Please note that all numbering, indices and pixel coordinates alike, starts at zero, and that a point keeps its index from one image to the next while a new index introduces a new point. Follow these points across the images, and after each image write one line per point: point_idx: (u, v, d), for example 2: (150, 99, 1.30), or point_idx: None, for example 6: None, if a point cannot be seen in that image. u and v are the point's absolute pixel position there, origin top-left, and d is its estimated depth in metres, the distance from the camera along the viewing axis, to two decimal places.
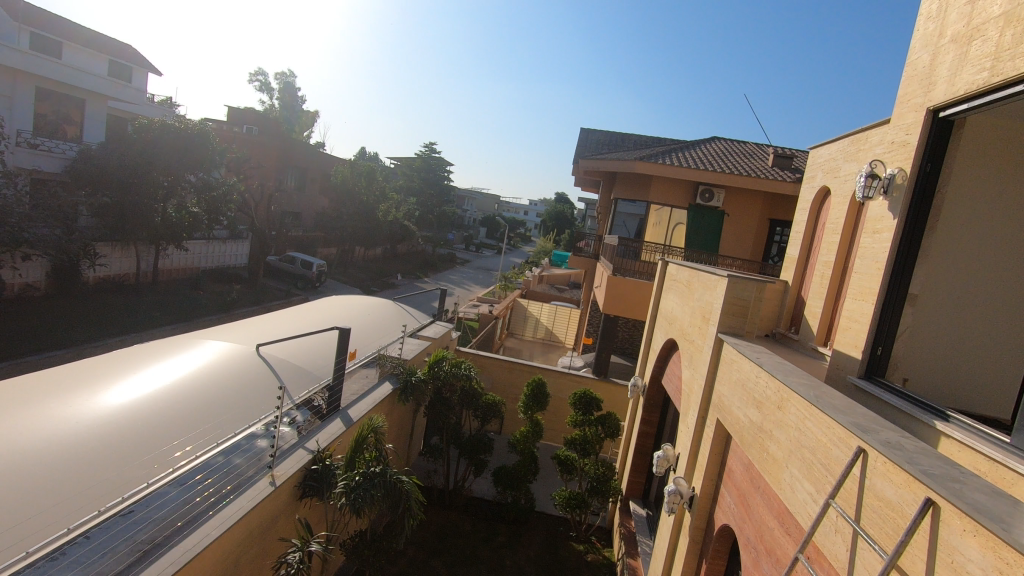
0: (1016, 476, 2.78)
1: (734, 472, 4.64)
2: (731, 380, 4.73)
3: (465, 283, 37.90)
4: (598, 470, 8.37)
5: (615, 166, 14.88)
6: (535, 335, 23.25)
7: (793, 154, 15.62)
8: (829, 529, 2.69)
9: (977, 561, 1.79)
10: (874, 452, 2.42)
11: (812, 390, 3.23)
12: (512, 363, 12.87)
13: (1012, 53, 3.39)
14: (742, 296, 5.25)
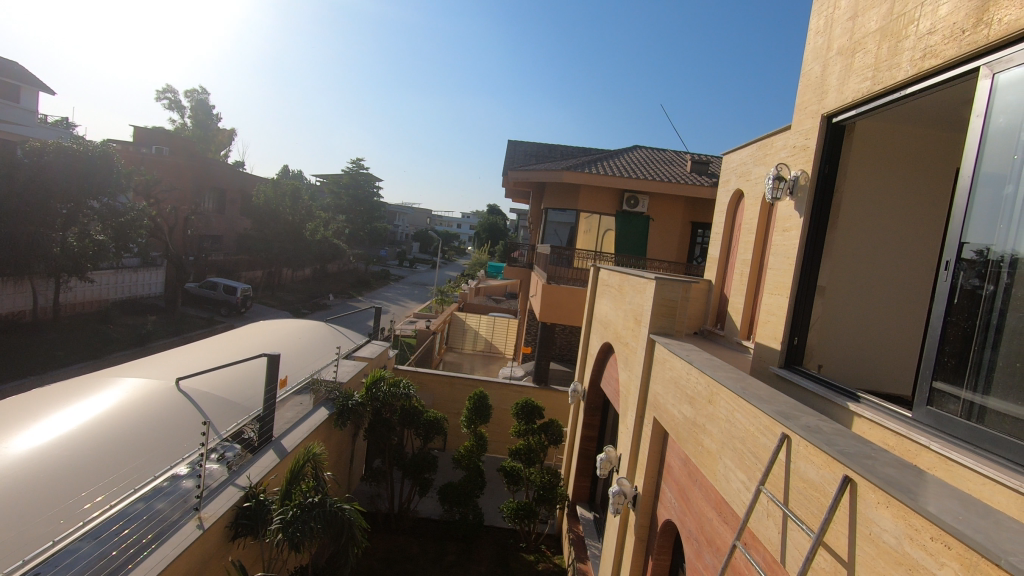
0: (920, 447, 3.04)
1: (672, 468, 4.80)
2: (664, 378, 4.90)
3: (400, 300, 37.24)
4: (544, 478, 8.41)
5: (544, 177, 15.15)
6: (475, 348, 23.18)
7: (708, 160, 16.53)
8: (762, 513, 2.82)
9: (891, 530, 1.93)
10: (797, 437, 2.56)
11: (739, 383, 3.40)
12: (452, 378, 12.75)
13: (890, 64, 3.76)
14: (670, 297, 5.46)
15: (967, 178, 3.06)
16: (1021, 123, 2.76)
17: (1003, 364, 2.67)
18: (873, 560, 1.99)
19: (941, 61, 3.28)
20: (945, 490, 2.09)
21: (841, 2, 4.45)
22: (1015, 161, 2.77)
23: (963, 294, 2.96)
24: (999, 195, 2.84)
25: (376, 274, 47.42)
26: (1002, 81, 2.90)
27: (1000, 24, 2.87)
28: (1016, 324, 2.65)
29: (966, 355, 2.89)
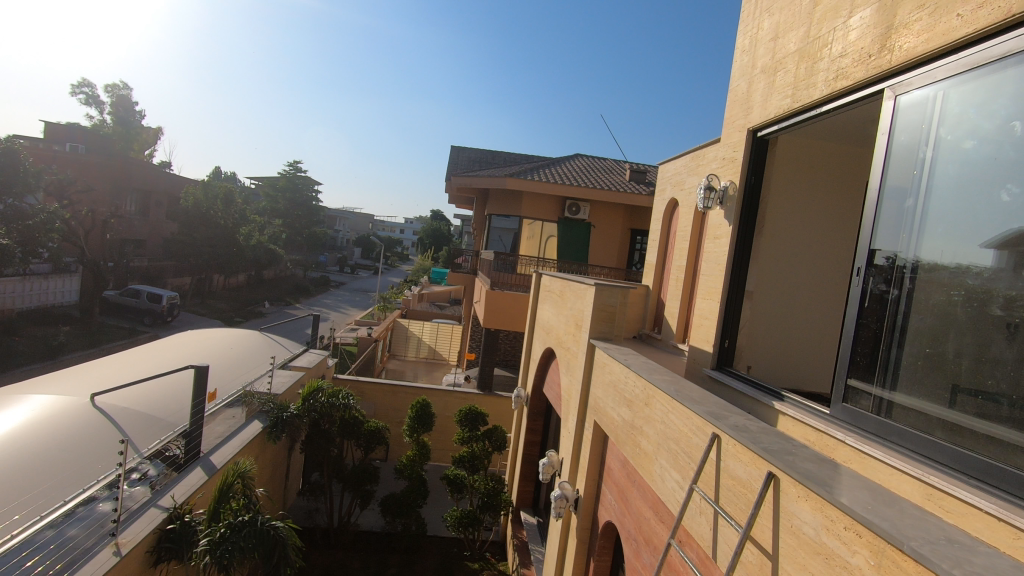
0: (837, 442, 3.24)
1: (612, 470, 4.89)
2: (604, 382, 5.01)
3: (341, 307, 36.28)
4: (489, 485, 8.38)
5: (487, 183, 15.20)
6: (418, 355, 22.87)
7: (646, 170, 17.12)
8: (695, 511, 2.92)
9: (809, 522, 2.05)
10: (726, 436, 2.67)
11: (673, 386, 3.52)
12: (394, 386, 12.52)
13: (807, 83, 4.02)
14: (609, 302, 5.59)
15: (874, 192, 3.31)
16: (919, 141, 3.02)
17: (907, 362, 2.90)
18: (794, 551, 2.10)
19: (851, 82, 3.54)
20: (857, 482, 2.23)
21: (764, 24, 4.72)
22: (915, 176, 3.03)
23: (873, 298, 3.19)
24: (902, 207, 3.09)
25: (316, 281, 46.00)
26: (903, 102, 3.17)
27: (900, 50, 3.13)
28: (917, 325, 2.88)
29: (875, 354, 3.12)
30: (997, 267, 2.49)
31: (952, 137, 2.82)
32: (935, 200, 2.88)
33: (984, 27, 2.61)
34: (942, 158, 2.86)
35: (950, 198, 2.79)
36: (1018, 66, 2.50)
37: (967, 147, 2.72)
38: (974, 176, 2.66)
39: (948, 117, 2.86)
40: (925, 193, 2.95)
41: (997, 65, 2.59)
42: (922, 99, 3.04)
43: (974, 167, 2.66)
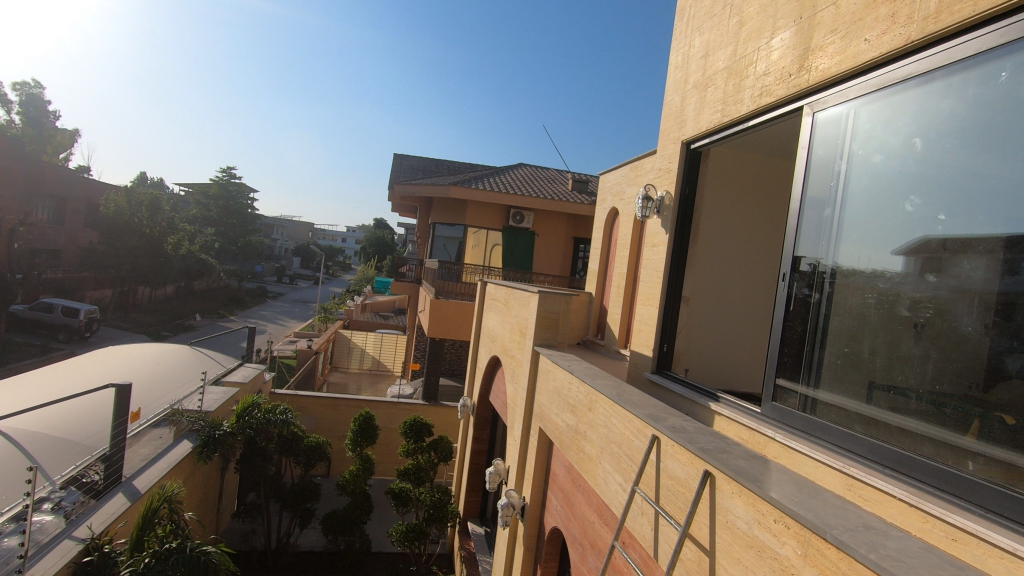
0: (767, 438, 3.40)
1: (558, 475, 4.93)
2: (548, 389, 5.06)
3: (279, 319, 34.89)
4: (434, 497, 8.26)
5: (431, 191, 15.10)
6: (361, 366, 22.32)
7: (587, 180, 17.52)
8: (637, 512, 2.98)
9: (742, 517, 2.13)
10: (665, 437, 2.75)
11: (615, 390, 3.59)
12: (336, 400, 12.15)
13: (735, 98, 4.23)
14: (552, 309, 5.66)
15: (796, 202, 3.53)
16: (835, 155, 3.25)
17: (828, 360, 3.09)
18: (729, 546, 2.18)
19: (774, 98, 3.76)
20: (785, 477, 2.35)
21: (695, 41, 4.95)
22: (832, 187, 3.25)
23: (797, 301, 3.40)
24: (821, 216, 3.31)
25: (251, 292, 44.08)
26: (820, 119, 3.40)
27: (817, 70, 3.36)
28: (836, 326, 3.08)
29: (801, 354, 3.31)
30: (904, 271, 2.71)
31: (863, 152, 3.05)
32: (849, 210, 3.10)
33: (888, 51, 2.84)
34: (855, 171, 3.09)
35: (863, 209, 3.01)
36: (919, 87, 2.74)
37: (876, 162, 2.95)
38: (883, 187, 2.89)
39: (860, 133, 3.09)
40: (841, 203, 3.17)
41: (901, 86, 2.83)
42: (836, 116, 3.27)
43: (883, 179, 2.89)
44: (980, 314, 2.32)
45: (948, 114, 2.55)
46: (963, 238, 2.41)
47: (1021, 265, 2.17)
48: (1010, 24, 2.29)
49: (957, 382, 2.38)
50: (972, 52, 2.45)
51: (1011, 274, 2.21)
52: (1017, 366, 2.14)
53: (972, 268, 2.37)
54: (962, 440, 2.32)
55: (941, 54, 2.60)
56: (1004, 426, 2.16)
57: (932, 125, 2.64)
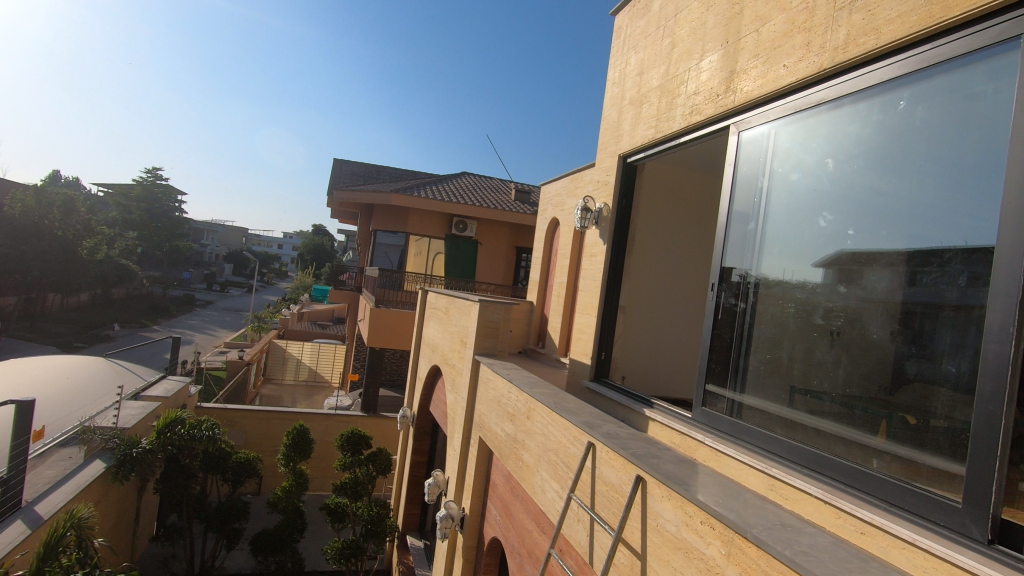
0: (697, 442, 3.53)
1: (497, 485, 4.91)
2: (487, 398, 5.06)
3: (208, 329, 33.08)
4: (372, 511, 8.06)
5: (371, 198, 14.82)
6: (297, 378, 21.48)
7: (530, 190, 17.71)
8: (573, 519, 3.02)
9: (671, 519, 2.20)
10: (600, 444, 2.80)
11: (552, 398, 3.63)
12: (268, 413, 11.63)
13: (668, 115, 4.41)
14: (492, 318, 5.66)
15: (723, 217, 3.71)
16: (758, 172, 3.45)
17: (753, 366, 3.26)
18: (659, 548, 2.25)
19: (703, 117, 3.95)
20: (711, 479, 2.44)
21: (630, 60, 5.14)
22: (755, 203, 3.44)
23: (725, 310, 3.57)
24: (745, 230, 3.50)
25: (178, 300, 41.60)
26: (744, 137, 3.60)
27: (741, 92, 3.56)
28: (760, 334, 3.25)
29: (728, 361, 3.47)
30: (819, 281, 2.90)
31: (782, 170, 3.25)
32: (771, 224, 3.29)
33: (803, 77, 3.06)
34: (776, 187, 3.28)
35: (782, 223, 3.20)
36: (830, 112, 2.96)
37: (793, 180, 3.15)
38: (799, 203, 3.09)
39: (779, 152, 3.30)
40: (763, 218, 3.36)
41: (815, 110, 3.05)
42: (758, 136, 3.48)
43: (801, 196, 3.09)
44: (884, 323, 2.51)
45: (856, 137, 2.77)
46: (870, 251, 2.61)
47: (920, 277, 2.37)
48: (908, 57, 2.53)
49: (865, 386, 2.56)
50: (876, 81, 2.68)
51: (912, 285, 2.40)
52: (917, 369, 2.33)
53: (877, 280, 2.56)
54: (872, 439, 2.48)
55: (850, 82, 2.82)
56: (906, 425, 2.34)
57: (842, 147, 2.86)
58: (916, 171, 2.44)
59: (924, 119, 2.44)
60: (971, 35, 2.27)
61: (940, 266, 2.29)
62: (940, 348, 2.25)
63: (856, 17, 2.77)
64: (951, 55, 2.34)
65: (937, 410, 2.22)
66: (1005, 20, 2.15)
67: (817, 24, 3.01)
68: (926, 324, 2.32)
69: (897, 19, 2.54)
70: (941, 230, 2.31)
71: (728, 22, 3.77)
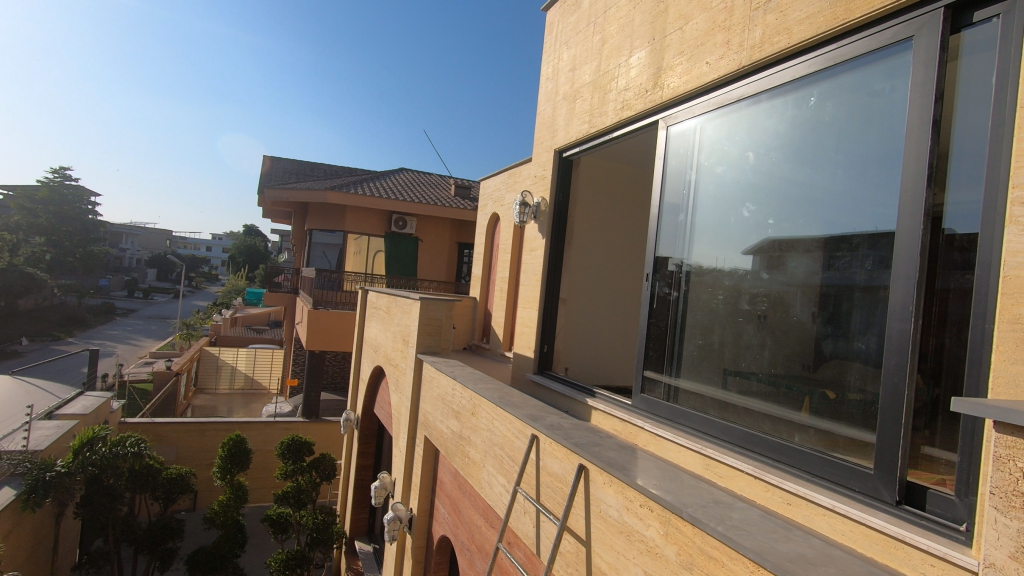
0: (638, 428, 3.64)
1: (444, 483, 4.89)
2: (432, 397, 5.01)
3: (131, 339, 30.96)
4: (317, 519, 7.84)
5: (306, 196, 14.31)
6: (232, 386, 20.50)
7: (470, 185, 17.62)
8: (519, 512, 3.05)
9: (613, 504, 2.26)
10: (543, 436, 2.84)
11: (496, 394, 3.65)
12: (201, 425, 11.06)
13: (601, 111, 4.50)
14: (435, 315, 5.60)
15: (655, 208, 3.84)
16: (686, 166, 3.59)
17: (687, 352, 3.39)
18: (603, 534, 2.31)
19: (634, 112, 4.06)
20: (650, 463, 2.53)
21: (563, 55, 5.20)
22: (685, 195, 3.58)
23: (660, 300, 3.70)
24: (676, 221, 3.63)
25: (95, 309, 38.69)
26: (672, 132, 3.74)
27: (668, 88, 3.68)
28: (693, 321, 3.39)
29: (664, 348, 3.60)
30: (744, 268, 3.05)
31: (708, 164, 3.39)
32: (699, 215, 3.43)
33: (724, 74, 3.19)
34: (703, 179, 3.42)
35: (710, 214, 3.34)
36: (749, 108, 3.11)
37: (718, 172, 3.29)
38: (724, 195, 3.24)
39: (705, 146, 3.44)
40: (692, 209, 3.50)
41: (736, 105, 3.20)
42: (686, 131, 3.61)
43: (726, 187, 3.23)
44: (803, 306, 2.67)
45: (774, 132, 2.93)
46: (790, 238, 2.78)
47: (833, 262, 2.54)
48: (816, 56, 2.69)
49: (789, 366, 2.72)
50: (789, 79, 2.84)
51: (827, 269, 2.57)
52: (833, 348, 2.49)
53: (797, 266, 2.72)
54: (797, 415, 2.64)
55: (766, 79, 2.98)
56: (826, 400, 2.51)
57: (761, 141, 3.02)
58: (827, 163, 2.61)
59: (832, 115, 2.62)
60: (869, 36, 2.45)
61: (850, 251, 2.46)
62: (852, 327, 2.42)
63: (769, 17, 2.92)
64: (854, 54, 2.52)
65: (851, 384, 2.39)
66: (900, 22, 2.33)
67: (736, 24, 3.15)
68: (839, 305, 2.49)
69: (806, 20, 2.70)
70: (850, 218, 2.48)
71: (654, 19, 3.88)
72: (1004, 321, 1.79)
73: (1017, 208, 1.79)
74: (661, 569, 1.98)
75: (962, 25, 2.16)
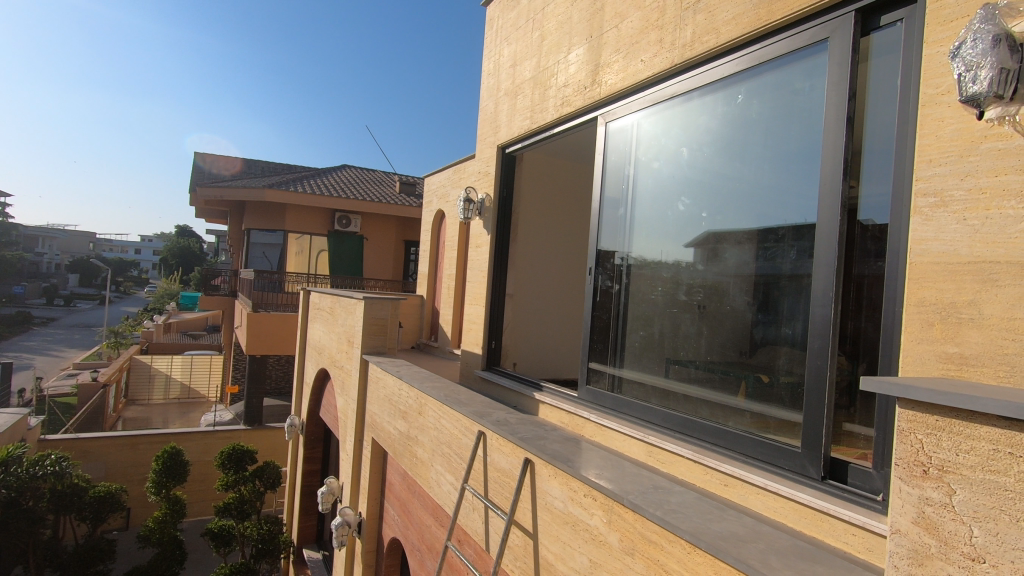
0: (584, 419, 3.70)
1: (393, 484, 4.82)
2: (378, 398, 4.92)
3: (51, 350, 28.76)
4: (262, 530, 7.57)
5: (242, 195, 13.73)
6: (167, 396, 19.44)
7: (415, 182, 17.40)
8: (468, 508, 3.04)
9: (558, 495, 2.30)
10: (490, 432, 2.85)
11: (442, 391, 3.63)
12: (133, 438, 10.44)
13: (541, 107, 4.53)
14: (379, 315, 5.51)
15: (595, 203, 3.91)
16: (625, 161, 3.67)
17: (630, 343, 3.48)
18: (548, 525, 2.34)
19: (573, 108, 4.12)
20: (593, 453, 2.58)
21: (503, 52, 5.21)
22: (624, 190, 3.67)
23: (602, 292, 3.78)
24: (616, 215, 3.71)
25: (8, 319, 35.73)
26: (611, 128, 3.81)
27: (606, 85, 3.75)
28: (634, 312, 3.48)
29: (608, 340, 3.68)
30: (681, 259, 3.15)
31: (645, 159, 3.48)
32: (638, 210, 3.52)
33: (658, 72, 3.29)
34: (641, 174, 3.51)
35: (648, 208, 3.43)
36: (683, 104, 3.21)
37: (654, 168, 3.39)
38: (661, 189, 3.34)
39: (642, 142, 3.52)
40: (631, 204, 3.58)
41: (671, 102, 3.29)
42: (624, 127, 3.69)
43: (662, 182, 3.33)
44: (734, 294, 2.79)
45: (706, 128, 3.04)
46: (722, 230, 2.89)
47: (763, 251, 2.66)
48: (743, 56, 2.81)
49: (723, 353, 2.82)
50: (719, 77, 2.95)
51: (756, 259, 2.69)
52: (764, 334, 2.61)
53: (729, 256, 2.84)
54: (733, 400, 2.75)
55: (697, 77, 3.09)
56: (759, 384, 2.61)
57: (693, 137, 3.12)
58: (755, 158, 2.73)
59: (758, 111, 2.74)
60: (789, 37, 2.58)
61: (776, 242, 2.59)
62: (780, 314, 2.54)
63: (699, 17, 3.02)
64: (776, 54, 2.64)
65: (780, 368, 2.50)
66: (816, 25, 2.46)
67: (668, 23, 3.24)
68: (767, 293, 2.61)
69: (733, 20, 2.81)
70: (776, 210, 2.60)
71: (591, 17, 3.95)
72: (911, 304, 1.91)
73: (921, 198, 1.92)
74: (604, 557, 2.02)
75: (870, 28, 2.31)
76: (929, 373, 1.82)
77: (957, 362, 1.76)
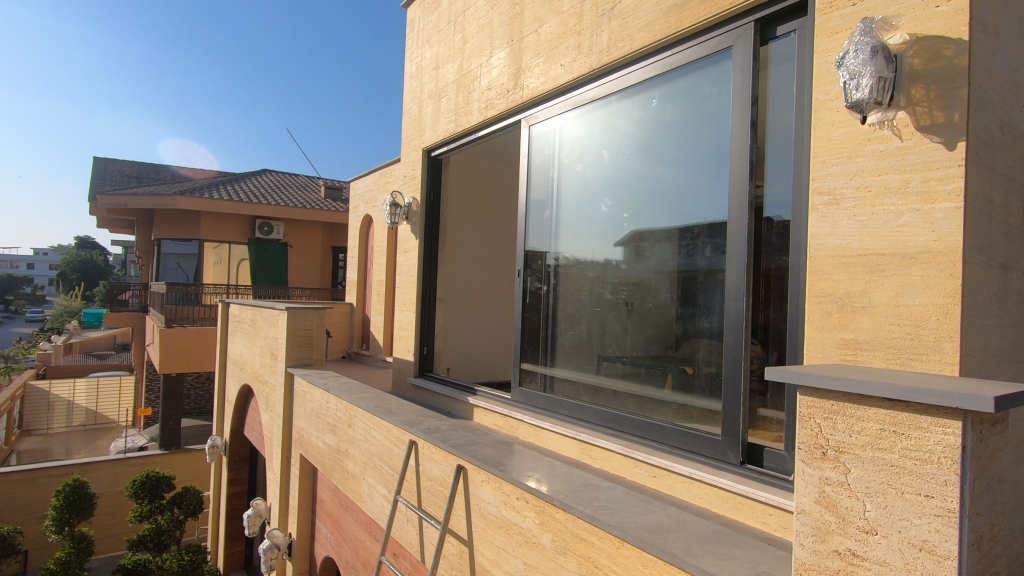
0: (518, 421, 3.72)
1: (324, 501, 4.63)
2: (305, 412, 4.71)
3: None
4: (183, 561, 7.06)
5: (149, 202, 12.79)
6: (70, 424, 17.78)
7: (341, 186, 16.94)
8: (401, 520, 2.96)
9: (491, 500, 2.29)
10: (421, 441, 2.80)
11: (371, 402, 3.53)
12: (29, 472, 9.46)
13: (465, 110, 4.51)
14: (304, 326, 5.27)
15: (521, 205, 3.93)
16: (549, 164, 3.71)
17: (560, 343, 3.52)
18: (483, 531, 2.33)
19: (496, 111, 4.13)
20: (525, 455, 2.59)
21: (425, 54, 5.15)
22: (549, 192, 3.72)
23: (531, 294, 3.81)
24: (542, 217, 3.76)
25: None
26: (534, 130, 3.86)
27: (528, 88, 3.78)
28: (563, 312, 3.53)
29: (538, 340, 3.72)
30: (606, 259, 3.23)
31: (569, 161, 3.54)
32: (563, 211, 3.58)
33: (577, 76, 3.35)
34: (565, 176, 3.57)
35: (573, 209, 3.49)
36: (602, 108, 3.30)
37: (578, 170, 3.46)
38: (584, 191, 3.40)
39: (565, 144, 3.58)
40: (556, 206, 3.64)
41: (591, 105, 3.36)
42: (547, 130, 3.74)
43: (586, 184, 3.40)
44: (657, 291, 2.89)
45: (625, 131, 3.13)
46: (643, 229, 2.99)
47: (681, 249, 2.77)
48: (656, 62, 2.91)
49: (648, 348, 2.91)
50: (635, 81, 3.04)
51: (676, 257, 2.79)
52: (684, 328, 2.71)
53: (650, 254, 2.94)
54: (658, 393, 2.84)
55: (615, 82, 3.17)
56: (682, 376, 2.71)
57: (613, 140, 3.21)
58: (670, 159, 2.85)
59: (672, 115, 2.85)
60: (697, 45, 2.70)
61: (691, 241, 2.71)
62: (698, 308, 2.65)
63: (613, 23, 3.11)
64: (686, 61, 2.76)
65: (701, 360, 2.61)
66: (720, 33, 2.59)
67: (585, 28, 3.31)
68: (687, 288, 2.71)
69: (645, 27, 2.91)
70: (692, 210, 2.72)
71: (511, 21, 3.97)
72: (812, 296, 2.05)
73: (817, 196, 2.06)
74: (538, 558, 2.03)
75: (768, 38, 2.46)
76: (830, 359, 1.97)
77: (852, 348, 1.91)
